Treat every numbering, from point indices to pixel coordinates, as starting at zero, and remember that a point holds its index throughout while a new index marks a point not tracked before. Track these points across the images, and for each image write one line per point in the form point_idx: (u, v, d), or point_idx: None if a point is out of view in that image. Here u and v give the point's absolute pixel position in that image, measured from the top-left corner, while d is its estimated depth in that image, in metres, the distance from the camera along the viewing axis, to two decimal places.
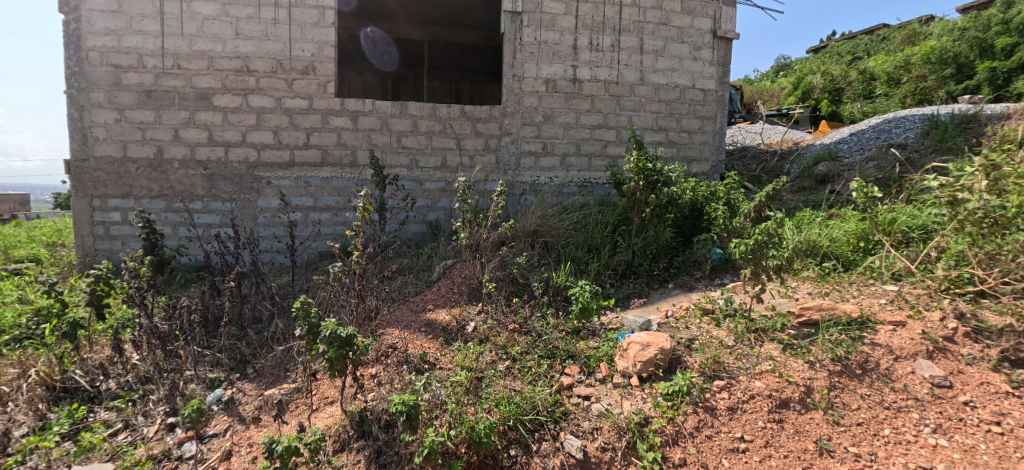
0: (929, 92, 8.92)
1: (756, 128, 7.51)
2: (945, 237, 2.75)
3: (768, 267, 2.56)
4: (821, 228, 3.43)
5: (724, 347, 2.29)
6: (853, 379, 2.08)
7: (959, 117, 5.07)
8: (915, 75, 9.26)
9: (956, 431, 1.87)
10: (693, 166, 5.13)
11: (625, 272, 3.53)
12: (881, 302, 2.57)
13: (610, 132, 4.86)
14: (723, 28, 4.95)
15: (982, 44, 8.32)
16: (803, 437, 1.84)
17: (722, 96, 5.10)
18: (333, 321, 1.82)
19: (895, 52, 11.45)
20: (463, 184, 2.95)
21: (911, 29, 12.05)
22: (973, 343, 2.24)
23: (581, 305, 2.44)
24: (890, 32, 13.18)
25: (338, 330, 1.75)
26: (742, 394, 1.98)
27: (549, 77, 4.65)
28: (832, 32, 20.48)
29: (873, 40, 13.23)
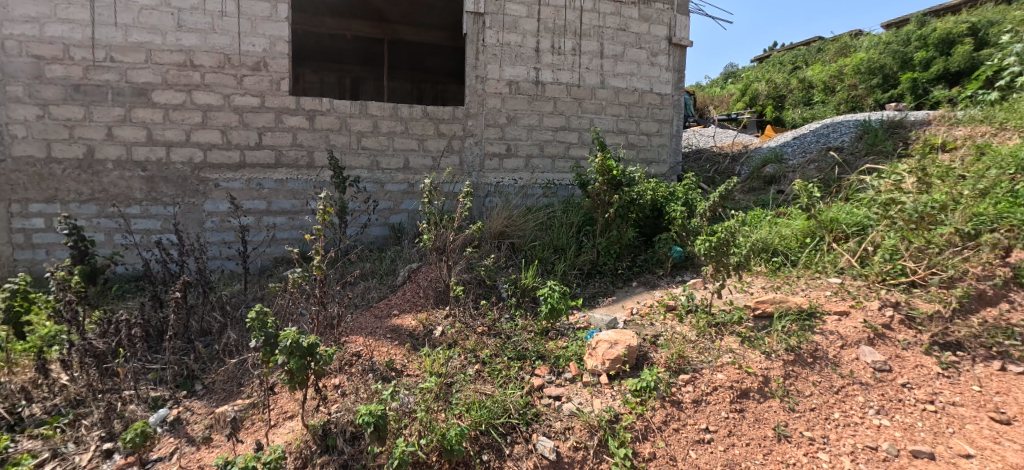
0: (860, 100, 9.64)
1: (708, 132, 7.83)
2: (879, 232, 2.95)
3: (728, 264, 2.65)
4: (771, 226, 3.60)
5: (687, 342, 2.35)
6: (805, 367, 2.18)
7: (887, 122, 5.49)
8: (848, 83, 9.98)
9: (897, 411, 1.99)
10: (652, 168, 5.27)
11: (591, 272, 3.57)
12: (826, 293, 2.72)
13: (572, 134, 4.91)
14: (678, 35, 5.14)
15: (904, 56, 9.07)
16: (762, 425, 1.92)
17: (678, 101, 5.29)
18: (294, 329, 1.70)
19: (830, 62, 12.29)
20: (429, 185, 2.87)
21: (843, 42, 13.00)
22: (908, 329, 2.42)
23: (549, 306, 2.44)
24: (825, 44, 14.15)
25: (300, 339, 1.65)
26: (705, 387, 2.03)
27: (512, 79, 4.65)
28: (773, 44, 21.76)
29: (809, 51, 14.15)
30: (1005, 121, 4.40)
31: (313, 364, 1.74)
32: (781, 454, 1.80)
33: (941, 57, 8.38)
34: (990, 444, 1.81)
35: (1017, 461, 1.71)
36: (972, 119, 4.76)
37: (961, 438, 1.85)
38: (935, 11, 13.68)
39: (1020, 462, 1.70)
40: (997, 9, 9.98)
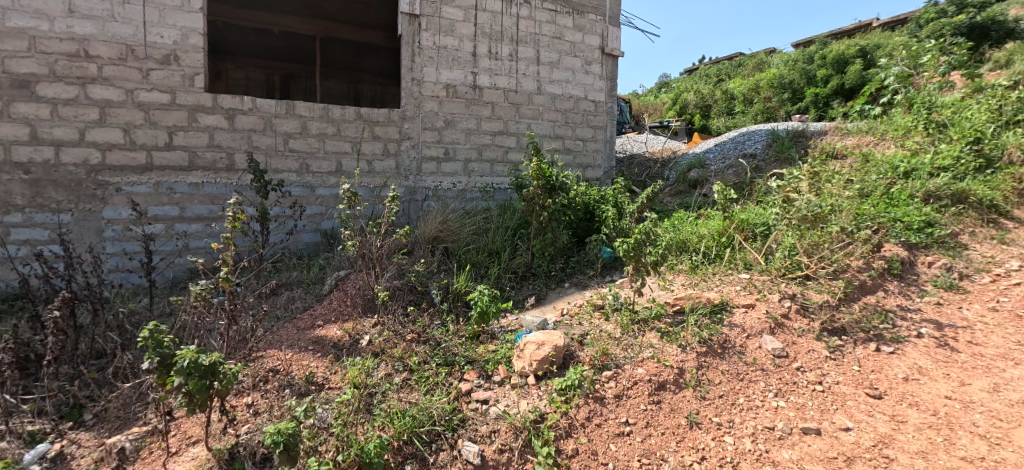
0: (773, 111, 10.57)
1: (640, 138, 8.22)
2: (781, 231, 3.25)
3: (647, 263, 2.83)
4: (693, 226, 3.84)
5: (612, 339, 2.46)
6: (716, 357, 2.35)
7: (793, 131, 6.06)
8: (764, 96, 10.88)
9: (792, 392, 2.21)
10: (587, 172, 5.45)
11: (525, 274, 3.63)
12: (736, 288, 2.95)
13: (510, 138, 4.97)
14: (610, 46, 5.37)
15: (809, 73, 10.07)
16: (677, 413, 2.04)
17: (611, 108, 5.52)
18: (192, 347, 1.58)
19: (749, 76, 13.36)
20: (349, 190, 2.76)
21: (759, 59, 14.21)
22: (803, 318, 2.67)
23: (479, 310, 2.46)
24: (744, 59, 15.37)
25: (200, 358, 1.53)
26: (626, 382, 2.13)
27: (449, 82, 4.62)
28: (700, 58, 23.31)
29: (731, 66, 15.32)
30: (885, 133, 5.02)
31: (215, 383, 1.61)
32: (692, 440, 1.93)
33: (837, 75, 9.40)
34: (864, 417, 2.06)
35: (884, 430, 1.97)
36: (860, 130, 5.39)
37: (842, 413, 2.09)
38: (834, 35, 15.33)
39: (887, 432, 1.96)
40: (883, 35, 11.33)
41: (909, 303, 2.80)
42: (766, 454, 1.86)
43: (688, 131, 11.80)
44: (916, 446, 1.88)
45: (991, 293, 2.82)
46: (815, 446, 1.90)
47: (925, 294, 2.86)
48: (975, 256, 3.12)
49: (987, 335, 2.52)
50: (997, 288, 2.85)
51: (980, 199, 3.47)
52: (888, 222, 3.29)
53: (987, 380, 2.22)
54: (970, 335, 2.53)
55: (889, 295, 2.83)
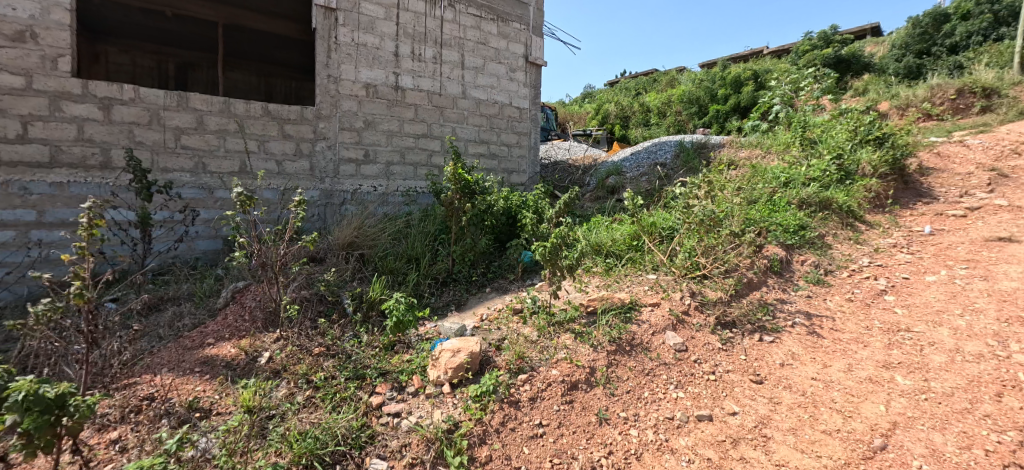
0: (683, 125, 11.42)
1: (564, 145, 8.49)
2: (683, 234, 3.51)
3: (562, 267, 2.92)
4: (607, 230, 4.02)
5: (528, 343, 2.56)
6: (625, 355, 2.54)
7: (697, 143, 6.59)
8: (675, 110, 11.74)
9: (690, 383, 2.45)
10: (512, 177, 5.52)
11: (446, 280, 3.59)
12: (644, 288, 3.14)
13: (434, 141, 4.88)
14: (534, 55, 5.49)
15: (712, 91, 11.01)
16: (588, 411, 2.20)
17: (534, 115, 5.63)
18: (31, 378, 1.35)
19: (662, 91, 14.33)
20: (243, 194, 2.55)
21: (670, 76, 15.37)
22: (701, 313, 2.92)
23: (395, 319, 2.46)
24: (658, 76, 16.48)
25: (40, 391, 1.31)
26: (541, 384, 2.26)
27: (369, 82, 4.44)
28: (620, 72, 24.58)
29: (647, 80, 16.34)
30: (770, 147, 5.65)
31: (64, 419, 1.41)
32: (601, 436, 2.10)
33: (735, 94, 10.37)
34: (748, 401, 2.35)
35: (764, 412, 2.28)
36: (750, 144, 6.02)
37: (731, 399, 2.37)
38: (733, 59, 16.98)
39: (766, 413, 2.27)
40: (772, 61, 12.72)
41: (786, 296, 3.17)
42: (666, 443, 2.10)
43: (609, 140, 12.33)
44: (788, 424, 2.20)
45: (848, 286, 3.29)
46: (707, 432, 2.17)
47: (799, 288, 3.26)
48: (837, 255, 3.62)
49: (845, 322, 2.92)
50: (852, 282, 3.32)
51: (840, 205, 4.03)
52: (771, 226, 3.70)
53: (844, 361, 2.58)
54: (832, 322, 2.92)
55: (770, 290, 3.19)
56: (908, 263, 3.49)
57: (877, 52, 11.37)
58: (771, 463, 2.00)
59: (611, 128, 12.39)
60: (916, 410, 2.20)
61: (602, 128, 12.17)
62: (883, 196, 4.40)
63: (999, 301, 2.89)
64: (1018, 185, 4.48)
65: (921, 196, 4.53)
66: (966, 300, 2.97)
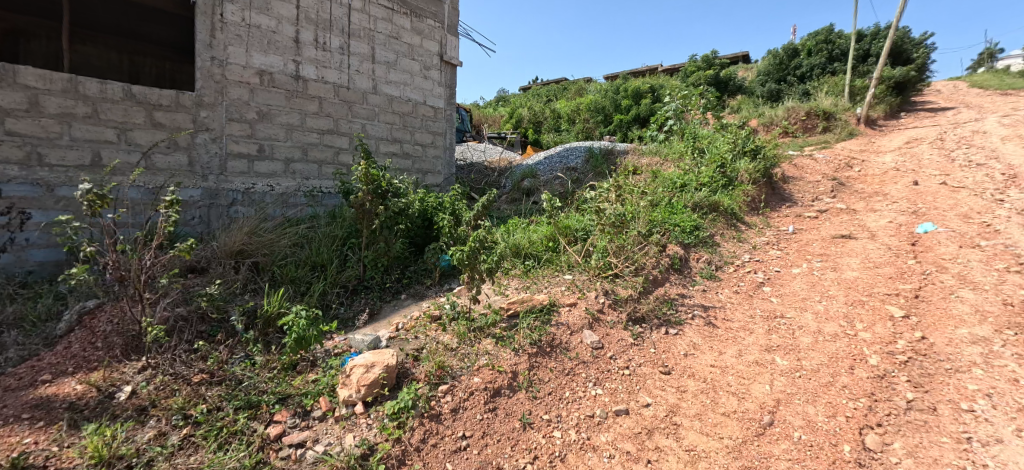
0: (590, 131, 11.71)
1: (479, 146, 8.42)
2: (597, 235, 3.61)
3: (481, 271, 2.84)
4: (524, 232, 4.02)
5: (448, 351, 2.46)
6: (546, 357, 2.54)
7: (604, 150, 6.93)
8: (583, 118, 11.94)
9: (607, 379, 2.52)
10: (427, 178, 5.34)
11: (356, 288, 3.33)
12: (561, 289, 3.19)
13: (341, 138, 4.52)
14: (449, 55, 5.35)
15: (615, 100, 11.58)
16: (511, 417, 2.18)
17: (449, 116, 5.50)
18: None
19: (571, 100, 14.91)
20: (90, 191, 2.13)
21: (579, 86, 16.14)
22: (614, 310, 3.03)
23: (295, 336, 2.20)
24: (566, 85, 17.14)
25: None
26: (463, 394, 2.18)
27: (264, 68, 3.98)
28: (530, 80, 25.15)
29: (558, 89, 16.91)
30: (667, 155, 6.13)
31: None
32: (525, 441, 2.09)
33: (635, 106, 11.14)
34: (659, 391, 2.48)
35: (673, 401, 2.41)
36: (650, 152, 6.47)
37: (644, 391, 2.48)
38: (632, 75, 18.27)
39: (674, 401, 2.41)
40: (666, 78, 13.88)
41: (686, 291, 3.43)
42: (588, 441, 2.14)
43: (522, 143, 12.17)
44: (693, 410, 2.36)
45: (734, 280, 3.65)
46: (625, 425, 2.24)
47: (696, 283, 3.55)
48: (724, 252, 4.01)
49: (735, 312, 3.24)
50: (737, 276, 3.70)
51: (726, 208, 4.49)
52: (671, 227, 3.99)
53: (735, 347, 2.84)
54: (725, 313, 3.22)
55: (672, 286, 3.42)
56: (779, 258, 3.98)
57: (747, 77, 13.01)
58: (682, 449, 2.14)
59: (524, 132, 12.60)
60: (794, 387, 2.47)
61: (515, 131, 12.31)
62: (758, 200, 4.98)
63: (846, 288, 3.40)
64: (852, 191, 5.39)
65: (784, 200, 5.23)
66: (823, 287, 3.46)
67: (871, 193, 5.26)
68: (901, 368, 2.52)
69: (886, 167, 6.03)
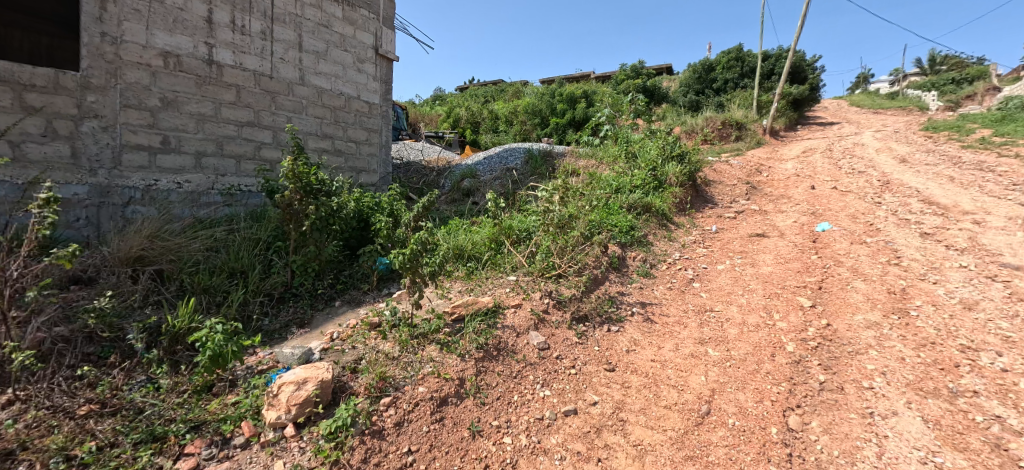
0: (528, 133, 11.83)
1: (416, 145, 8.15)
2: (540, 236, 3.59)
3: (423, 274, 2.69)
4: (466, 233, 3.92)
5: (389, 360, 2.31)
6: (493, 360, 2.46)
7: (542, 151, 6.98)
8: (520, 120, 12.02)
9: (554, 380, 2.49)
10: (361, 177, 5.05)
11: (283, 296, 3.05)
12: (506, 290, 3.13)
13: (263, 132, 4.13)
14: (384, 48, 5.10)
15: (551, 104, 11.73)
16: (459, 426, 2.08)
17: (385, 112, 5.25)
18: None
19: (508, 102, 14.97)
20: None
21: (515, 89, 16.27)
22: (559, 310, 3.02)
23: (211, 355, 1.94)
24: (503, 87, 17.20)
25: None
26: (407, 405, 2.04)
27: (169, 50, 3.53)
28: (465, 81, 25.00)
29: (494, 91, 16.93)
30: (602, 158, 6.32)
31: None
32: (475, 450, 2.00)
33: (570, 110, 11.40)
34: (604, 388, 2.49)
35: (618, 398, 2.43)
36: (587, 155, 6.63)
37: (591, 389, 2.48)
38: (567, 81, 18.78)
39: (620, 397, 2.44)
40: (598, 84, 14.40)
41: (625, 289, 3.52)
42: (538, 444, 2.09)
43: (461, 143, 11.81)
44: (638, 405, 2.39)
45: (668, 277, 3.81)
46: (574, 425, 2.22)
47: (633, 281, 3.65)
48: (657, 250, 4.18)
49: (670, 307, 3.37)
50: (669, 272, 3.87)
51: (658, 209, 4.69)
52: (609, 228, 4.09)
53: (672, 341, 2.94)
54: (661, 309, 3.34)
55: (612, 284, 3.49)
56: (705, 255, 4.23)
57: (671, 88, 13.87)
58: (629, 444, 2.15)
59: (462, 132, 12.42)
60: (726, 376, 2.60)
61: (452, 131, 12.10)
62: (685, 201, 5.28)
63: (764, 282, 3.66)
64: (763, 194, 5.89)
65: (707, 202, 5.58)
66: (745, 282, 3.71)
67: (779, 196, 5.77)
68: (813, 353, 2.74)
69: (789, 173, 6.68)
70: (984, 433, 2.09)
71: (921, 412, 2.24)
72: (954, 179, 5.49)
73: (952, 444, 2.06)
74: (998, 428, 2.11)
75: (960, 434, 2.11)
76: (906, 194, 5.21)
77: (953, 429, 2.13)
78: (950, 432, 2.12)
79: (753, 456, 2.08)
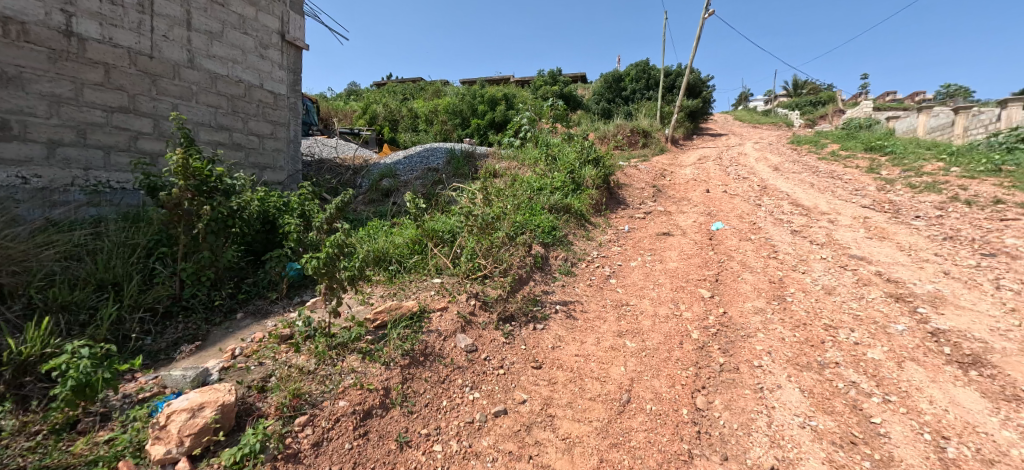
0: (448, 133, 11.66)
1: (329, 142, 7.64)
2: (463, 237, 3.52)
3: (342, 280, 2.48)
4: (387, 236, 3.73)
5: (304, 375, 2.10)
6: (419, 367, 2.34)
7: (464, 152, 6.90)
8: (440, 119, 11.83)
9: (483, 381, 2.44)
10: (266, 174, 4.58)
11: (171, 310, 2.65)
12: (431, 293, 3.02)
13: (142, 120, 3.58)
14: (291, 34, 4.70)
15: (472, 106, 11.70)
16: (386, 439, 1.95)
17: (293, 104, 4.83)
18: None
19: (428, 100, 14.66)
20: None
21: (435, 87, 15.95)
22: (485, 311, 2.97)
23: (74, 386, 1.61)
24: (422, 85, 16.80)
25: None
26: (325, 423, 1.87)
27: (9, 15, 2.92)
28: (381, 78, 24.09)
29: (413, 89, 16.48)
30: (523, 160, 6.41)
31: None
32: (403, 463, 1.89)
33: (490, 112, 11.45)
34: (533, 386, 2.50)
35: (547, 394, 2.45)
36: (508, 157, 6.68)
37: (520, 388, 2.47)
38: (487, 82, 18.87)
39: (547, 394, 2.45)
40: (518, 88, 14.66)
41: (548, 288, 3.58)
42: (469, 449, 2.02)
43: (378, 141, 11.37)
44: (564, 399, 2.42)
45: (587, 274, 3.95)
46: (504, 426, 2.19)
47: (556, 280, 3.73)
48: (577, 249, 4.33)
49: (590, 303, 3.49)
50: (589, 270, 4.02)
51: (576, 210, 4.86)
52: (532, 228, 4.15)
53: (593, 336, 3.04)
54: (582, 305, 3.44)
55: (536, 284, 3.53)
56: (620, 253, 4.46)
57: (585, 96, 14.55)
58: (559, 438, 2.17)
59: (379, 130, 11.90)
60: (643, 365, 2.74)
61: (369, 128, 11.54)
62: (600, 202, 5.54)
63: (671, 276, 3.95)
64: (668, 196, 6.38)
65: (620, 203, 5.92)
66: (656, 277, 3.97)
67: (681, 198, 6.29)
68: (714, 339, 3.00)
69: (688, 177, 7.33)
70: (845, 397, 2.39)
71: (799, 383, 2.51)
72: (815, 184, 6.40)
73: (823, 408, 2.33)
74: (855, 391, 2.42)
75: (828, 399, 2.39)
76: (780, 197, 5.96)
77: (822, 396, 2.41)
78: (820, 399, 2.39)
79: (669, 437, 2.21)
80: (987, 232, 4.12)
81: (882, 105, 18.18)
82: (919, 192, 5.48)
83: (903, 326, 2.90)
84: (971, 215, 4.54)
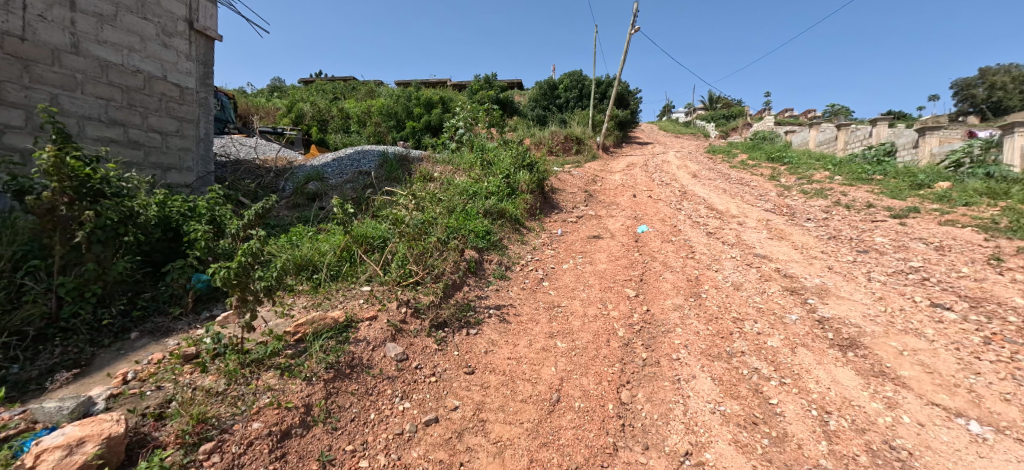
0: (382, 136, 11.30)
1: (248, 141, 7.10)
2: (395, 243, 3.40)
3: (257, 291, 2.30)
4: (312, 242, 3.52)
5: (211, 397, 1.92)
6: (345, 380, 2.23)
7: (397, 155, 6.70)
8: (374, 121, 11.44)
9: (414, 390, 2.37)
10: (170, 176, 4.14)
11: (45, 333, 2.31)
12: (359, 302, 2.89)
13: (8, 111, 3.12)
14: (201, 23, 4.31)
15: (407, 108, 11.43)
16: (307, 460, 1.84)
17: (203, 100, 4.42)
18: None
19: (361, 100, 14.13)
20: None
21: (367, 88, 15.42)
22: (417, 319, 2.89)
23: None
24: (353, 85, 16.15)
25: None
26: (236, 448, 1.74)
27: None
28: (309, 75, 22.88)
29: (344, 88, 15.81)
30: (458, 164, 6.35)
31: None
32: None
33: (425, 114, 11.25)
34: (465, 392, 2.46)
35: (478, 399, 2.43)
36: (443, 161, 6.59)
37: (452, 394, 2.43)
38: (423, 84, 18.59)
39: (480, 399, 2.43)
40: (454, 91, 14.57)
41: (482, 292, 3.56)
42: (398, 461, 1.95)
43: (305, 142, 10.78)
44: (496, 403, 2.42)
45: (521, 277, 3.99)
46: (435, 435, 2.13)
47: (490, 284, 3.73)
48: (512, 253, 4.37)
49: (524, 306, 3.52)
50: (523, 274, 4.06)
51: (511, 215, 4.90)
52: (466, 233, 4.12)
53: (526, 338, 3.07)
54: (516, 308, 3.47)
55: (470, 289, 3.50)
56: (553, 256, 4.55)
57: (520, 102, 14.77)
58: (490, 443, 2.16)
59: (306, 130, 11.26)
60: (572, 364, 2.80)
61: (295, 127, 10.89)
62: (535, 206, 5.63)
63: (601, 277, 4.10)
64: (598, 201, 6.65)
65: (554, 207, 6.06)
66: (586, 278, 4.10)
67: (610, 203, 6.57)
68: (638, 336, 3.14)
69: (618, 183, 7.68)
70: (749, 382, 2.61)
71: (710, 372, 2.71)
72: (727, 190, 6.97)
73: (730, 394, 2.52)
74: (756, 377, 2.65)
75: (735, 385, 2.59)
76: (697, 201, 6.42)
77: (730, 382, 2.62)
78: (728, 385, 2.59)
79: (596, 433, 2.28)
80: (861, 232, 4.71)
81: (781, 122, 20.31)
82: (811, 197, 6.15)
83: (795, 316, 3.23)
84: (850, 217, 5.17)
